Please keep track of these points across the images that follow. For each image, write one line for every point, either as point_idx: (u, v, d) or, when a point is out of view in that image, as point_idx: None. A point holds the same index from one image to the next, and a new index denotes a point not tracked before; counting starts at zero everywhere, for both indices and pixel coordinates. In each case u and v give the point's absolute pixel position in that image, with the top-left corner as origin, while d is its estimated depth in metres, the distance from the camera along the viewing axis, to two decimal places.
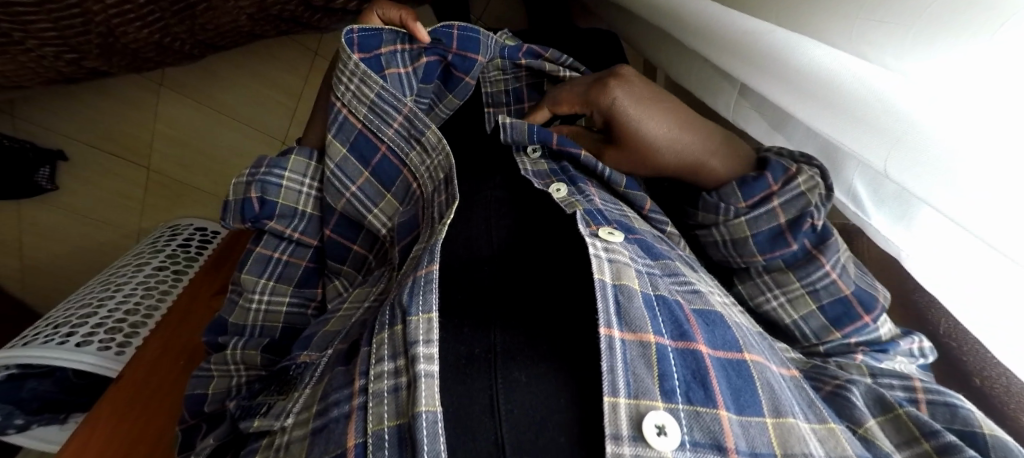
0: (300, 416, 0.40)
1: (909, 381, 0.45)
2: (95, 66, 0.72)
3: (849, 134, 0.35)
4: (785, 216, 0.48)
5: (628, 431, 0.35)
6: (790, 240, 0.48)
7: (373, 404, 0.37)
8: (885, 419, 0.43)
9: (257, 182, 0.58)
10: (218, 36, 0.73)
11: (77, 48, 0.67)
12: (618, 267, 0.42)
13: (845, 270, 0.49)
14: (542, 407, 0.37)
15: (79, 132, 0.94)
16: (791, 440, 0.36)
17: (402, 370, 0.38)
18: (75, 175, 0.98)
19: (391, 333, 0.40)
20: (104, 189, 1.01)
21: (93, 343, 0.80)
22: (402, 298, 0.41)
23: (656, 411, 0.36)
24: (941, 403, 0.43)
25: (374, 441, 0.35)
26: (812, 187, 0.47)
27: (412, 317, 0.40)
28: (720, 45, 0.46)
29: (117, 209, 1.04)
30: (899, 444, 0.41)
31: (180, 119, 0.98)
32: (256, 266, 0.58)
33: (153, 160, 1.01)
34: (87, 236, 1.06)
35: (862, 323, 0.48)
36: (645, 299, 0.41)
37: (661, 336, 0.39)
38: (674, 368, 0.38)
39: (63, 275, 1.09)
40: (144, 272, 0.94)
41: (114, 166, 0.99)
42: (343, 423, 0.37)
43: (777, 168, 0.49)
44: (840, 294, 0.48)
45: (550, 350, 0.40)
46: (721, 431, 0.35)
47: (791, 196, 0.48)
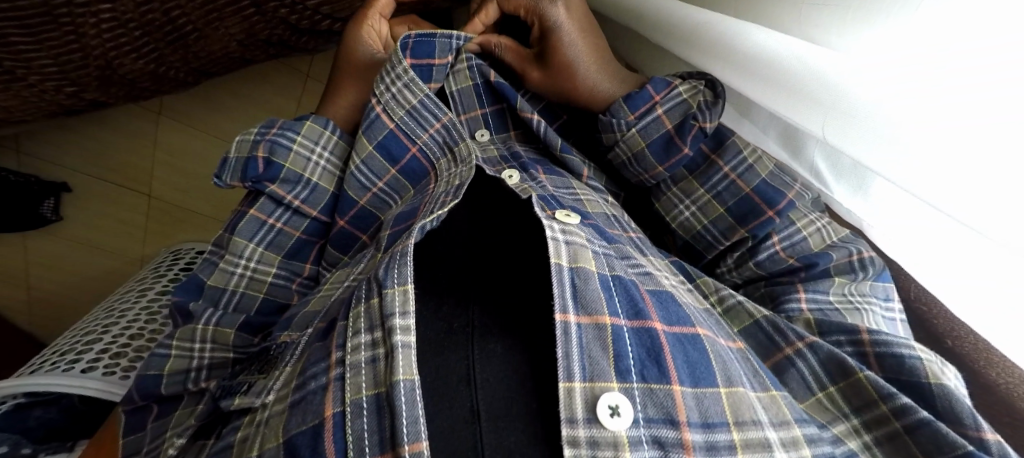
0: (279, 393, 0.41)
1: (857, 334, 0.45)
2: (95, 98, 0.75)
3: (806, 114, 0.39)
4: (671, 121, 0.55)
5: (582, 414, 0.36)
6: (681, 143, 0.55)
7: (351, 375, 0.38)
8: (843, 385, 0.43)
9: (267, 142, 0.58)
10: (211, 63, 0.76)
11: (77, 81, 0.70)
12: (576, 248, 0.44)
13: (750, 170, 0.54)
14: (517, 376, 0.39)
15: (83, 164, 0.97)
16: (742, 409, 0.37)
17: (379, 342, 0.40)
18: (79, 205, 1.01)
19: (367, 306, 0.42)
20: (107, 218, 1.04)
21: (98, 368, 0.82)
22: (378, 274, 0.42)
23: (610, 392, 0.37)
24: (889, 355, 0.43)
25: (353, 409, 0.37)
26: (692, 93, 0.55)
27: (387, 290, 0.41)
28: (691, 46, 0.52)
29: (119, 235, 1.07)
30: (859, 408, 0.42)
31: (178, 146, 1.01)
32: (247, 228, 0.58)
33: (155, 187, 1.04)
34: (90, 265, 1.08)
35: (766, 219, 0.52)
36: (601, 281, 0.42)
37: (616, 317, 0.40)
38: (629, 347, 0.39)
39: (68, 303, 1.11)
40: (149, 296, 0.96)
41: (116, 195, 1.02)
42: (321, 394, 0.38)
43: (658, 82, 0.56)
44: (742, 193, 0.53)
45: (521, 327, 0.42)
46: (673, 406, 0.37)
47: (675, 103, 0.55)
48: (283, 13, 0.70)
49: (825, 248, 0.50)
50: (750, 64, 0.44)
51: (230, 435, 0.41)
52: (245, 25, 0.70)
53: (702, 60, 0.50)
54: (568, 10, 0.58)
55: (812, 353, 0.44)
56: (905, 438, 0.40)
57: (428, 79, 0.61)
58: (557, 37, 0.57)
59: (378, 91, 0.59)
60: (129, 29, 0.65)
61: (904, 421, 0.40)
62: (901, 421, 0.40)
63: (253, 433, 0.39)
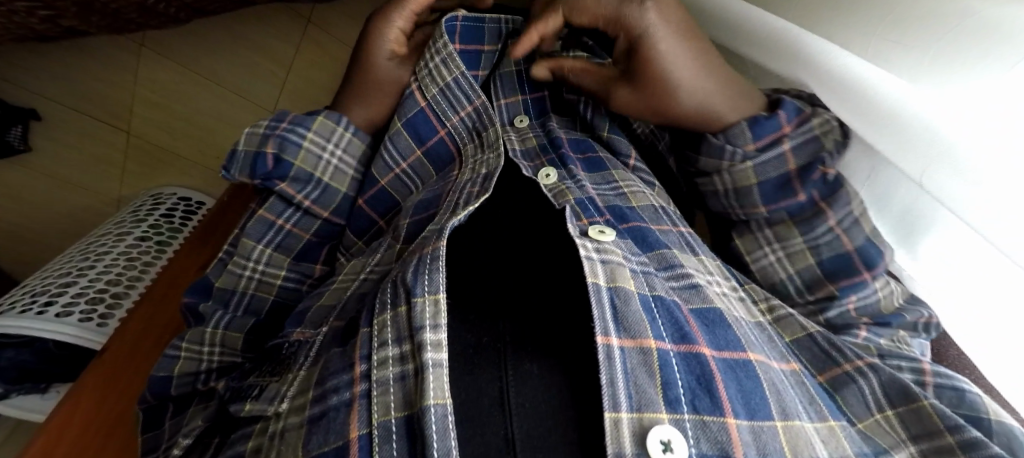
0: (296, 400, 0.38)
1: (919, 364, 0.43)
2: (72, 25, 0.66)
3: (891, 145, 0.37)
4: (794, 162, 0.48)
5: (631, 448, 0.34)
6: (799, 188, 0.47)
7: (377, 393, 0.35)
8: (906, 409, 0.40)
9: (276, 137, 0.55)
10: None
11: (51, 5, 0.60)
12: (613, 267, 0.41)
13: (857, 225, 0.46)
14: (554, 403, 0.37)
15: (56, 93, 0.88)
16: (801, 445, 0.35)
17: (407, 356, 0.36)
18: (50, 137, 0.93)
19: (393, 315, 0.38)
20: (81, 153, 0.96)
21: (74, 314, 0.78)
22: (405, 276, 0.39)
23: (658, 424, 0.34)
24: (949, 387, 0.41)
25: (380, 433, 0.33)
26: (825, 130, 0.47)
27: (415, 298, 0.38)
28: (775, 53, 0.47)
29: (96, 173, 0.99)
30: (917, 435, 0.39)
31: (163, 84, 0.92)
32: (255, 228, 0.56)
33: (134, 124, 0.96)
34: (61, 202, 1.01)
35: (858, 280, 0.46)
36: (643, 301, 0.40)
37: (661, 341, 0.38)
38: (678, 375, 0.36)
39: (40, 240, 1.05)
40: (129, 241, 0.90)
41: (93, 130, 0.94)
42: (345, 412, 0.35)
43: (791, 108, 0.48)
44: (842, 250, 0.47)
45: (551, 347, 0.39)
46: (729, 441, 0.34)
47: (805, 140, 0.47)
48: None
49: (897, 310, 0.46)
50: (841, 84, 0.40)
51: (241, 445, 0.39)
52: None
53: (783, 69, 0.46)
54: (661, 15, 0.48)
55: (874, 374, 0.41)
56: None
57: (474, 65, 0.59)
58: (642, 50, 0.48)
59: (417, 69, 0.57)
60: None
61: (973, 455, 0.36)
62: (968, 454, 0.36)
63: (267, 445, 0.36)
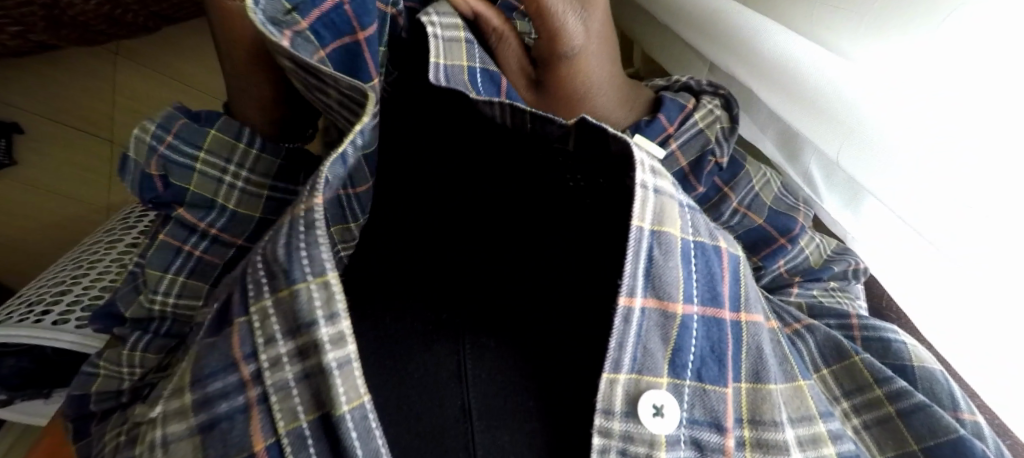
0: (172, 403, 0.36)
1: (846, 320, 0.48)
2: (42, 39, 0.68)
3: (811, 125, 0.38)
4: (686, 158, 0.50)
5: (620, 407, 0.37)
6: (697, 183, 0.50)
7: (278, 399, 0.36)
8: (840, 367, 0.44)
9: (157, 158, 0.42)
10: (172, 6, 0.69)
11: (20, 20, 0.62)
12: (664, 202, 0.38)
13: (757, 199, 0.52)
14: (510, 374, 0.39)
15: (37, 105, 0.90)
16: (763, 406, 0.39)
17: (305, 350, 0.35)
18: (34, 149, 0.94)
19: (274, 303, 0.36)
20: (66, 163, 0.98)
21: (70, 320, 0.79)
22: (276, 254, 0.35)
23: (657, 389, 0.37)
24: (876, 339, 0.46)
25: (292, 440, 0.35)
26: (707, 120, 0.51)
27: (296, 283, 0.34)
28: (710, 33, 0.48)
29: (81, 181, 1.01)
30: (849, 391, 0.43)
31: (142, 92, 0.93)
32: (157, 258, 0.44)
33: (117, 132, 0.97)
34: (50, 212, 1.03)
35: (778, 247, 0.50)
36: (683, 250, 0.38)
37: (689, 304, 0.38)
38: (694, 341, 0.38)
39: (31, 248, 1.06)
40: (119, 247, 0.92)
41: (76, 140, 0.96)
42: (242, 420, 0.35)
43: (671, 107, 0.51)
44: (754, 224, 0.51)
45: (513, 323, 0.41)
46: (722, 409, 0.38)
47: (691, 134, 0.50)
48: None
49: (826, 262, 0.51)
50: (766, 65, 0.41)
51: (128, 452, 0.38)
52: None
53: (716, 50, 0.47)
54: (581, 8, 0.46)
55: (810, 335, 0.45)
56: (896, 422, 0.41)
57: None
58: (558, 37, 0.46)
59: None
60: None
61: (899, 405, 0.41)
62: (895, 404, 0.41)
63: (151, 452, 0.36)
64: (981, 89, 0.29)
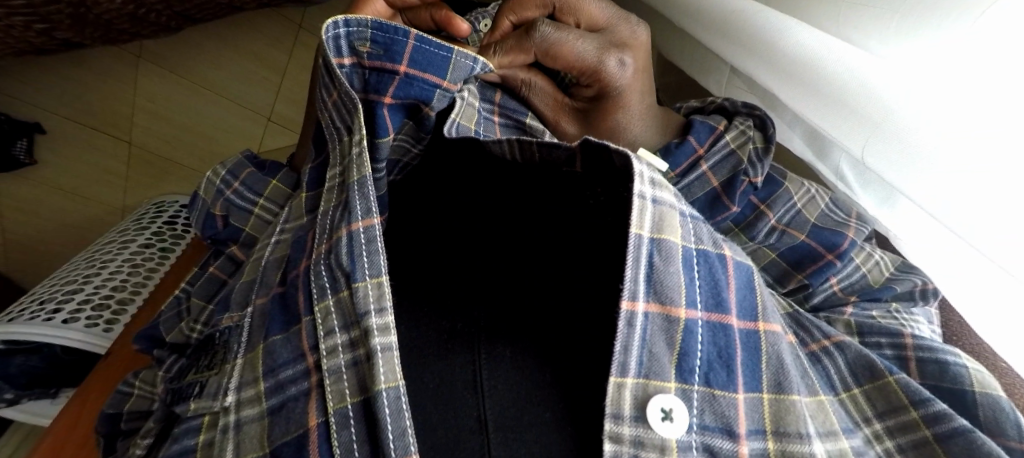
0: (246, 391, 0.36)
1: (898, 338, 0.42)
2: (68, 37, 0.69)
3: (838, 123, 0.37)
4: (718, 178, 0.48)
5: (630, 411, 0.34)
6: (729, 202, 0.47)
7: (330, 382, 0.35)
8: (870, 387, 0.39)
9: (225, 199, 0.50)
10: (196, 8, 0.69)
11: (47, 17, 0.63)
12: (663, 212, 0.37)
13: (799, 216, 0.50)
14: (527, 382, 0.37)
15: (58, 105, 0.90)
16: (787, 419, 0.34)
17: (359, 342, 0.36)
18: (52, 148, 0.95)
19: (337, 301, 0.37)
20: (83, 163, 0.98)
21: (80, 320, 0.79)
22: (340, 258, 0.37)
23: (665, 393, 0.35)
24: (930, 360, 0.40)
25: (338, 420, 0.34)
26: (741, 143, 0.49)
27: (358, 283, 0.36)
28: (727, 36, 0.48)
29: (98, 183, 1.02)
30: (883, 412, 0.38)
31: (162, 95, 0.94)
32: (205, 288, 0.49)
33: (136, 134, 0.98)
34: (66, 211, 1.03)
35: (824, 264, 0.46)
36: (684, 257, 0.37)
37: (692, 309, 0.36)
38: (698, 345, 0.35)
39: (48, 249, 1.07)
40: (133, 248, 0.93)
41: (93, 140, 0.96)
42: (303, 401, 0.35)
43: (702, 131, 0.50)
44: (796, 240, 0.48)
45: (531, 328, 0.39)
46: (734, 416, 0.34)
47: (721, 157, 0.49)
48: None
49: (885, 282, 0.46)
50: (790, 66, 0.40)
51: (189, 439, 0.35)
52: None
53: (741, 55, 0.46)
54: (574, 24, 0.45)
55: (840, 353, 0.40)
56: (934, 448, 0.36)
57: None
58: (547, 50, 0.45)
59: None
60: None
61: (937, 429, 0.36)
62: (932, 428, 0.36)
63: (219, 440, 0.35)
64: (989, 89, 0.29)
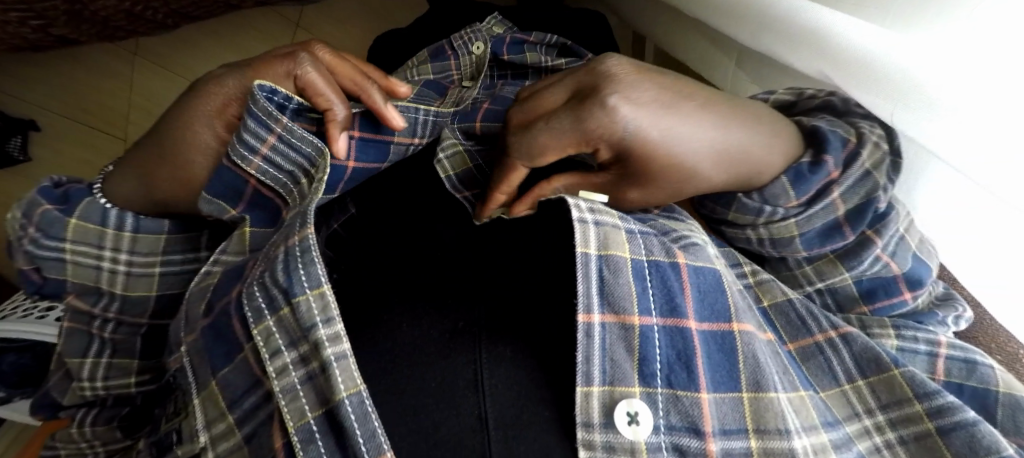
0: (217, 426, 0.36)
1: (934, 338, 0.42)
2: (63, 33, 0.68)
3: (862, 88, 0.37)
4: (844, 205, 0.43)
5: (598, 418, 0.35)
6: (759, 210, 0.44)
7: (287, 400, 0.34)
8: (878, 378, 0.38)
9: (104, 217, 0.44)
10: (193, 5, 0.69)
11: (41, 14, 0.63)
12: (607, 231, 0.38)
13: (902, 242, 0.44)
14: (527, 382, 0.36)
15: (52, 102, 0.90)
16: (766, 417, 0.35)
17: (309, 357, 0.35)
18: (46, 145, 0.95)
19: (279, 319, 0.36)
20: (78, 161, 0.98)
21: None
22: (276, 274, 0.36)
23: (629, 397, 0.35)
24: (961, 359, 0.41)
25: (301, 436, 0.33)
26: (846, 167, 0.43)
27: (298, 297, 0.36)
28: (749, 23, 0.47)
29: None
30: (887, 405, 0.38)
31: (155, 93, 0.93)
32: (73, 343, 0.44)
33: (130, 132, 0.96)
34: None
35: (898, 300, 0.43)
36: (634, 269, 0.37)
37: (647, 315, 0.36)
38: (657, 350, 0.36)
39: None
40: None
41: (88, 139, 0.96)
42: (267, 428, 0.35)
43: (836, 144, 0.43)
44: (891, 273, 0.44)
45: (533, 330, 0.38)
46: (699, 415, 0.35)
47: (856, 179, 0.43)
48: None
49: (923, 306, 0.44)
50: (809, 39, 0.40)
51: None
52: None
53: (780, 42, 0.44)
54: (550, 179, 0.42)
55: (847, 343, 0.39)
56: (936, 440, 0.36)
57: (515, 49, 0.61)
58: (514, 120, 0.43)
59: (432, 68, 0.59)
60: None
61: (941, 422, 0.36)
62: (936, 421, 0.36)
63: None
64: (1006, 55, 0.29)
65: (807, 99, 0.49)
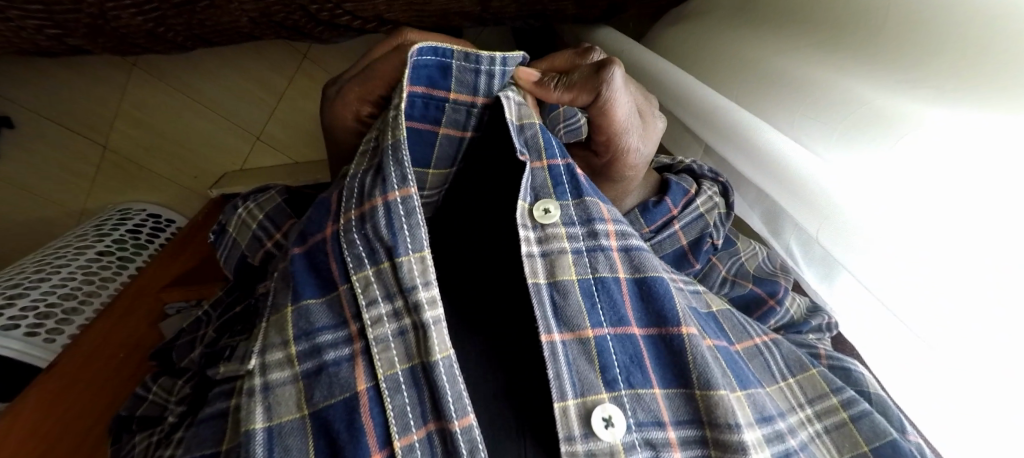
0: (274, 354, 0.39)
1: (814, 349, 0.52)
2: (77, 44, 0.71)
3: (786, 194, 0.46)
4: (686, 237, 0.55)
5: (579, 430, 0.38)
6: (693, 259, 0.55)
7: (377, 351, 0.39)
8: (802, 376, 0.47)
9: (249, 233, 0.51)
10: (214, 32, 0.73)
11: (61, 24, 0.66)
12: (554, 260, 0.42)
13: (742, 267, 0.59)
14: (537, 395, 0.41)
15: (34, 102, 0.90)
16: (717, 411, 0.39)
17: (403, 313, 0.40)
18: (19, 145, 0.93)
19: (377, 271, 0.41)
20: (48, 163, 0.97)
21: (19, 326, 0.72)
22: (379, 228, 0.41)
23: (602, 404, 0.39)
24: (839, 367, 0.50)
25: (389, 384, 0.38)
26: (710, 208, 0.57)
27: (400, 257, 0.40)
28: (687, 108, 0.58)
29: (62, 185, 1.00)
30: (812, 398, 0.46)
31: (151, 102, 0.95)
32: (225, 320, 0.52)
33: (113, 138, 0.98)
34: (24, 211, 1.00)
35: (769, 308, 0.54)
36: (583, 288, 0.42)
37: (599, 328, 0.41)
38: (614, 357, 0.40)
39: None
40: (88, 255, 0.87)
41: (66, 141, 0.95)
42: (348, 366, 0.39)
43: (677, 192, 0.56)
44: (745, 288, 0.57)
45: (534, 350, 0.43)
46: (659, 409, 0.40)
47: (692, 218, 0.56)
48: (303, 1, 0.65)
49: (804, 318, 0.55)
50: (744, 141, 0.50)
51: (220, 401, 0.40)
52: (263, 6, 0.66)
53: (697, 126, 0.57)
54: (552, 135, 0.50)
55: (776, 347, 0.48)
56: (851, 427, 0.44)
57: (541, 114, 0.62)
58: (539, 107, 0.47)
59: None
60: None
61: (851, 411, 0.44)
62: (848, 410, 0.45)
63: (246, 402, 0.38)
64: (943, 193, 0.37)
65: (676, 164, 0.63)
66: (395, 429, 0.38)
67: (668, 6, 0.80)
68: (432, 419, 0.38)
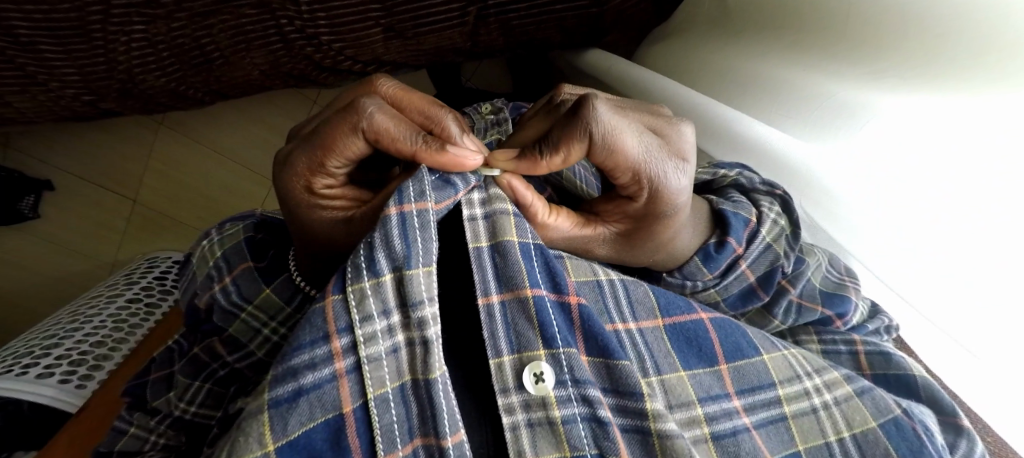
0: (256, 392, 0.35)
1: (852, 340, 0.50)
2: (109, 107, 0.79)
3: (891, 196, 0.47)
4: (755, 273, 0.50)
5: (513, 382, 0.39)
6: (763, 294, 0.50)
7: (369, 369, 0.37)
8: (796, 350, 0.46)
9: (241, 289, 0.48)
10: (230, 86, 0.79)
11: (94, 90, 0.74)
12: (495, 221, 0.42)
13: (810, 285, 0.51)
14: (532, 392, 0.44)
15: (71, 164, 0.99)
16: (690, 389, 0.42)
17: (398, 329, 0.38)
18: (59, 204, 1.02)
19: (374, 284, 0.37)
20: (83, 218, 1.04)
21: (55, 375, 0.74)
22: (390, 237, 0.38)
23: (535, 360, 0.40)
24: (877, 353, 0.49)
25: (377, 403, 0.37)
26: (776, 236, 0.51)
27: (410, 271, 0.38)
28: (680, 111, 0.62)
29: (96, 241, 1.07)
30: (820, 368, 0.45)
31: (174, 156, 1.02)
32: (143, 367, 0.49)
33: (142, 194, 1.05)
34: (62, 265, 1.07)
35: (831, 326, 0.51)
36: (522, 250, 0.41)
37: (538, 288, 0.41)
38: (553, 319, 0.40)
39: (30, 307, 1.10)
40: (120, 302, 0.89)
41: (98, 198, 1.03)
42: (332, 387, 0.36)
43: (739, 226, 0.51)
44: (815, 313, 0.50)
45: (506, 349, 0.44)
46: (630, 384, 0.39)
47: (760, 250, 0.51)
48: (308, 51, 0.72)
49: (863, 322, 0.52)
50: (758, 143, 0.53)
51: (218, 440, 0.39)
52: (272, 59, 0.72)
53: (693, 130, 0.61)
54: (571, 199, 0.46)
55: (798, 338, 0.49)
56: (857, 400, 0.43)
57: None
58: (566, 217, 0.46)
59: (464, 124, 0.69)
60: (157, 50, 0.70)
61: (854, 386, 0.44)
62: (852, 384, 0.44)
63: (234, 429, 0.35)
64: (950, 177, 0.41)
65: (720, 179, 0.57)
66: (381, 445, 0.36)
67: (650, 27, 0.84)
68: (419, 433, 0.38)
